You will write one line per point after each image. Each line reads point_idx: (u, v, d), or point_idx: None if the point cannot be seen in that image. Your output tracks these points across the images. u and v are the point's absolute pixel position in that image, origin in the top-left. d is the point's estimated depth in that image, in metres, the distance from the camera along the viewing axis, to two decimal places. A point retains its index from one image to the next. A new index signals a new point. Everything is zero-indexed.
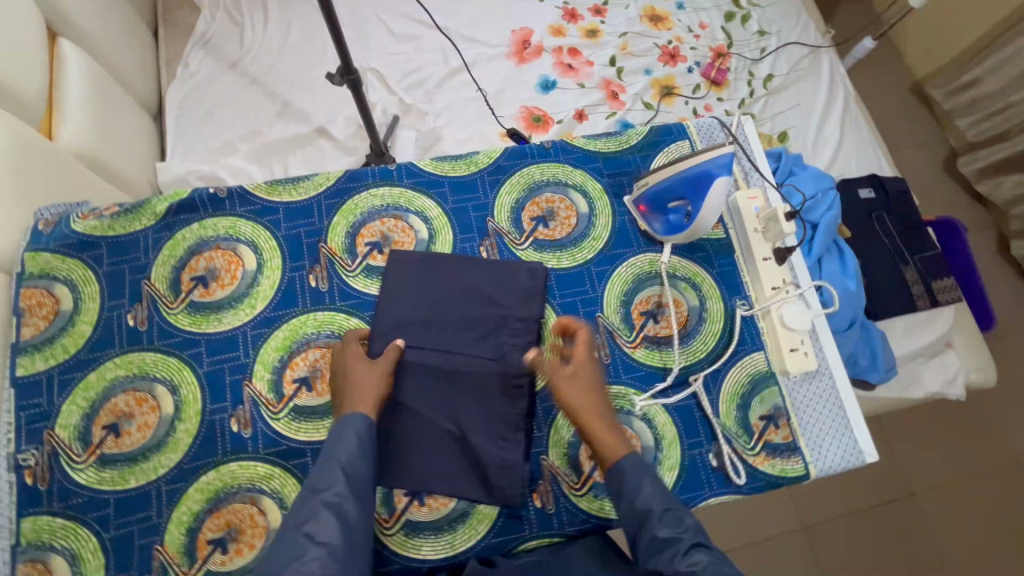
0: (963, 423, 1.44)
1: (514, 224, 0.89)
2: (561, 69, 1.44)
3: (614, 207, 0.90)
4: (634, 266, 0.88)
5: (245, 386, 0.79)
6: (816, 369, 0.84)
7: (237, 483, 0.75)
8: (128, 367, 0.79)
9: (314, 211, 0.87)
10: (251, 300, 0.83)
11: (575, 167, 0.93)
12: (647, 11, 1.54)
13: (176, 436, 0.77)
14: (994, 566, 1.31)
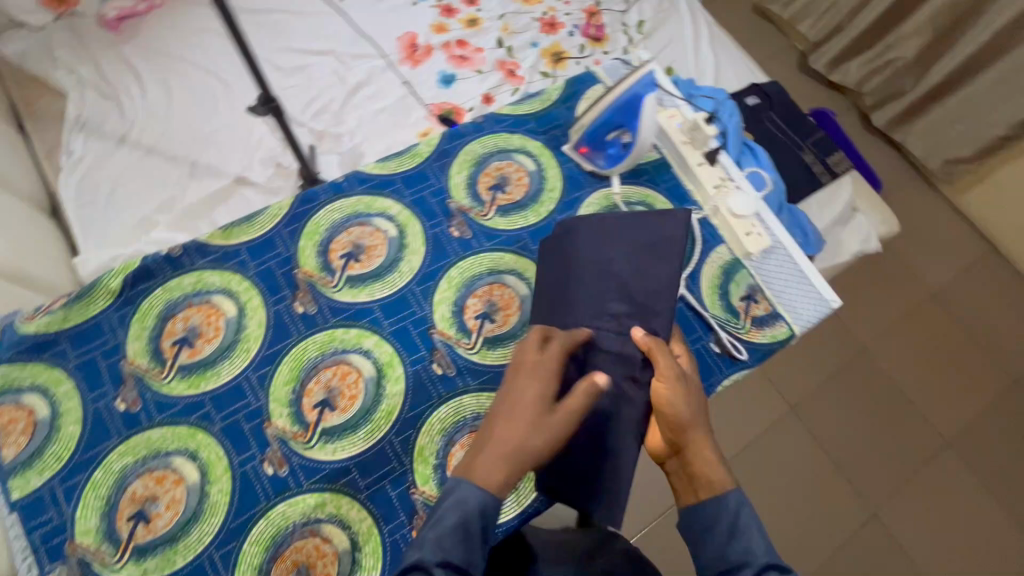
0: (883, 272, 1.63)
1: (475, 198, 0.93)
2: (455, 62, 1.40)
3: (558, 158, 0.97)
4: (593, 204, 0.95)
5: (267, 427, 0.77)
6: (772, 245, 0.94)
7: (291, 522, 0.73)
8: (136, 452, 0.74)
9: (277, 241, 0.87)
10: (244, 344, 0.81)
11: (512, 133, 0.99)
12: None
13: (211, 499, 0.73)
14: (940, 385, 1.52)
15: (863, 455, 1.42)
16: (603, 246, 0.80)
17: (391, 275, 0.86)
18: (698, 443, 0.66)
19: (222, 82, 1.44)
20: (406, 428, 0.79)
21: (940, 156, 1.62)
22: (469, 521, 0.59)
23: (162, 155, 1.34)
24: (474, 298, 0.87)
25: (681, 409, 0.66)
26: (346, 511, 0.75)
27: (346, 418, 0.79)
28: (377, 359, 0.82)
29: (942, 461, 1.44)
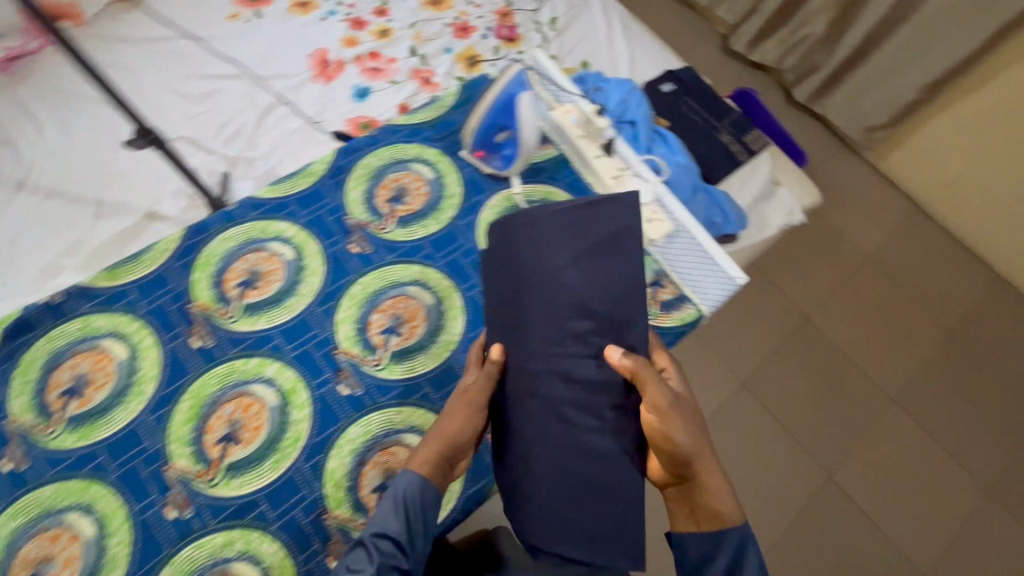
0: (815, 233, 1.55)
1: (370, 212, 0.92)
2: (366, 74, 1.17)
3: (456, 163, 0.97)
4: (494, 207, 0.96)
5: (166, 470, 0.74)
6: (675, 230, 0.95)
7: (199, 564, 0.71)
8: (25, 513, 0.71)
9: (167, 277, 0.84)
10: (136, 387, 0.78)
11: (407, 143, 0.98)
12: None
13: (110, 552, 0.70)
14: (881, 342, 1.45)
15: (813, 425, 1.35)
16: (553, 254, 0.70)
17: (290, 299, 0.85)
18: (711, 476, 0.68)
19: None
20: (315, 453, 0.77)
21: (860, 125, 1.53)
22: (414, 507, 0.68)
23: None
24: (373, 314, 0.86)
25: (689, 445, 0.65)
26: (258, 545, 0.73)
27: (251, 450, 0.76)
28: (281, 388, 0.80)
29: (924, 433, 1.37)
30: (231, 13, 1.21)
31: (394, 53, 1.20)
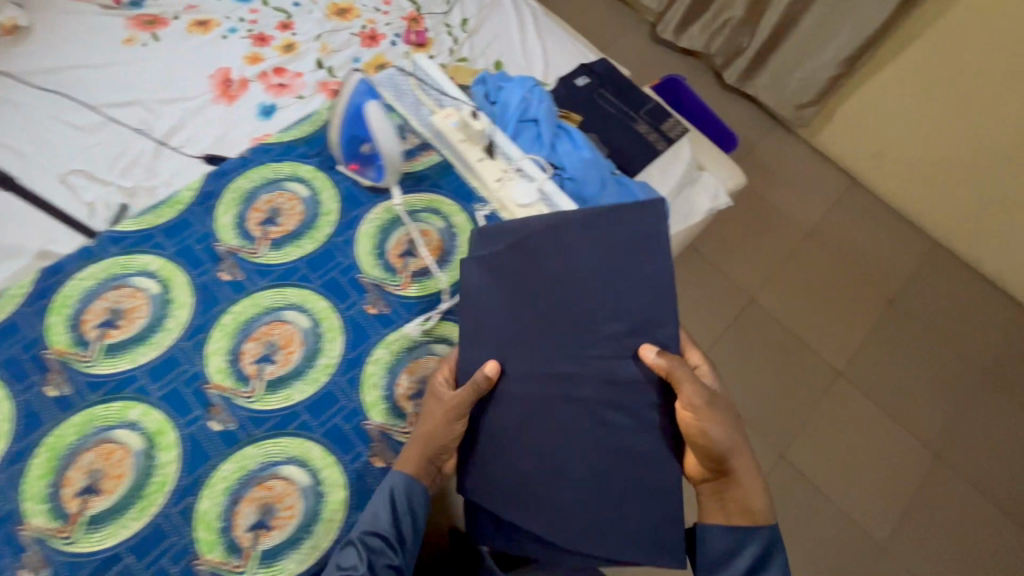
0: (937, 330, 1.81)
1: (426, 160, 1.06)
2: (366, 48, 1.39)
3: (555, 116, 1.09)
4: (599, 167, 1.08)
5: (206, 387, 0.86)
6: None
7: (251, 466, 0.82)
8: (82, 424, 0.82)
9: (190, 219, 0.98)
10: (174, 311, 0.91)
11: (514, 85, 1.11)
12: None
13: (155, 473, 0.80)
14: (1005, 454, 1.67)
15: (920, 534, 1.55)
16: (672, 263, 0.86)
17: (309, 236, 0.97)
18: (743, 467, 0.85)
19: (280, 54, 1.35)
20: (339, 374, 0.89)
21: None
22: (375, 512, 0.79)
23: (207, 115, 1.26)
24: (403, 248, 1.00)
25: (742, 461, 0.85)
26: (305, 450, 0.83)
27: (285, 371, 0.88)
28: (311, 313, 0.92)
29: (988, 525, 1.58)
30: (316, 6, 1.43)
31: (477, 37, 1.43)
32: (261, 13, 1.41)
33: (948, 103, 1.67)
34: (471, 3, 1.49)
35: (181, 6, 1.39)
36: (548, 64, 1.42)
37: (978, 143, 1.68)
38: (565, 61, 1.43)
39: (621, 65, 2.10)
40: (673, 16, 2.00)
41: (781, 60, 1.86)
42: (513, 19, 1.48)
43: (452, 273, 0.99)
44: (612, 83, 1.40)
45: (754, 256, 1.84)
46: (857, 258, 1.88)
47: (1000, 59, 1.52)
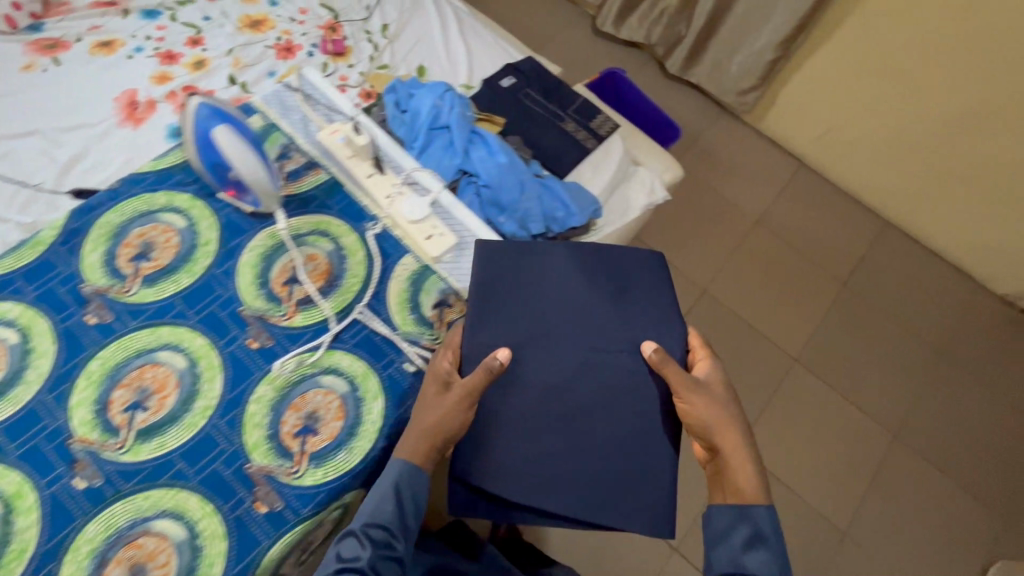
0: (928, 339, 1.78)
1: (304, 180, 0.80)
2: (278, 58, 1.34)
3: (468, 123, 1.06)
4: (518, 172, 1.05)
5: (73, 444, 0.65)
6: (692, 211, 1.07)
7: (120, 524, 0.62)
8: None
9: (55, 260, 0.74)
10: (30, 352, 0.69)
11: (422, 92, 1.07)
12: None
13: (17, 538, 0.61)
14: (1003, 460, 1.65)
15: (927, 555, 1.52)
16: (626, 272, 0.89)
17: (194, 259, 0.72)
18: (732, 451, 0.79)
19: (190, 71, 1.29)
20: (223, 419, 0.67)
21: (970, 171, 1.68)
22: (378, 509, 0.68)
23: (116, 139, 1.20)
24: (279, 289, 0.72)
25: (729, 441, 0.80)
26: (183, 503, 0.64)
27: (163, 417, 0.66)
28: (188, 351, 0.69)
29: (992, 538, 1.55)
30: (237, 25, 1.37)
31: (399, 43, 1.40)
32: (168, 29, 1.34)
33: (881, 81, 1.67)
34: (390, 7, 1.44)
35: (84, 28, 1.33)
36: (472, 64, 1.38)
37: (914, 117, 1.68)
38: (490, 61, 1.39)
39: (565, 61, 2.07)
40: (609, 9, 1.97)
41: (719, 47, 1.85)
42: (434, 20, 1.44)
43: (342, 299, 0.74)
44: (539, 83, 1.36)
45: (715, 254, 1.82)
46: (806, 243, 1.88)
47: (924, 36, 1.53)
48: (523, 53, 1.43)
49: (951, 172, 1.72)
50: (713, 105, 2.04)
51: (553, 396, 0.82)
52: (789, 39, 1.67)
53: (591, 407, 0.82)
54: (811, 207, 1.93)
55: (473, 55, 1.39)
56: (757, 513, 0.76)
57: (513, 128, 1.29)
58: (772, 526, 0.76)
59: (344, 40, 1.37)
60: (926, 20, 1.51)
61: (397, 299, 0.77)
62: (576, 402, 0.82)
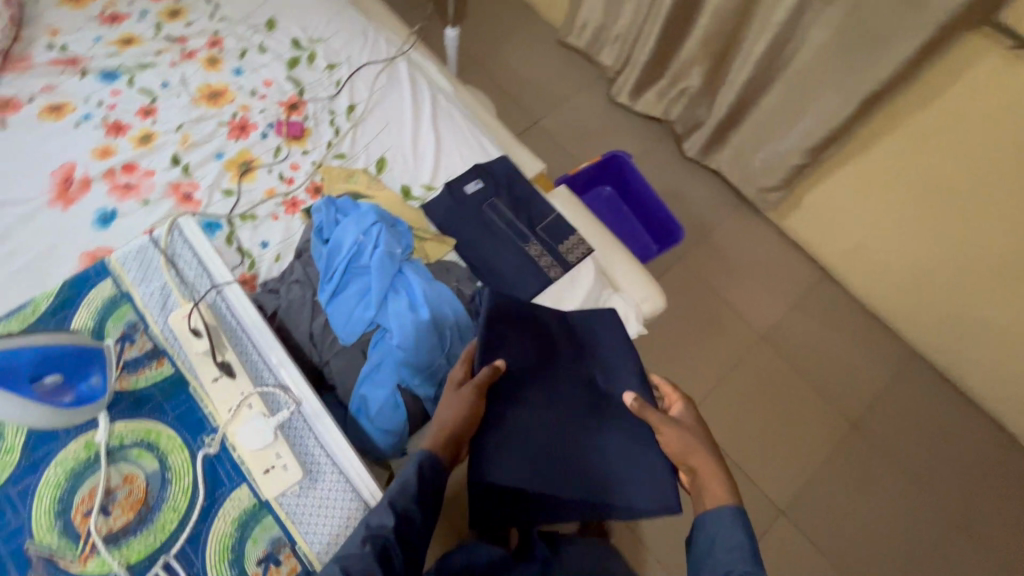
0: (944, 497, 1.54)
1: (143, 370, 0.66)
2: (230, 135, 1.23)
3: (393, 267, 0.91)
4: (442, 329, 0.91)
5: None
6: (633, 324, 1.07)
7: None
8: None
9: None
10: None
11: (346, 224, 0.93)
12: (425, 76, 1.38)
13: None
14: None
15: None
16: (590, 320, 0.96)
17: None
18: (704, 464, 0.80)
19: (135, 146, 1.20)
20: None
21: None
22: (407, 481, 0.70)
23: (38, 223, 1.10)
24: (79, 521, 0.59)
25: (697, 459, 0.81)
26: None
27: None
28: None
29: None
30: (194, 94, 1.27)
31: (364, 127, 1.27)
32: (122, 96, 1.25)
33: (926, 207, 1.41)
34: (362, 84, 1.31)
35: (37, 87, 1.24)
36: (439, 160, 1.24)
37: (963, 253, 1.42)
38: (460, 158, 1.25)
39: (573, 128, 1.88)
40: (625, 78, 1.76)
41: (741, 138, 1.62)
42: (408, 103, 1.30)
43: (148, 541, 0.59)
44: (508, 189, 1.21)
45: (711, 368, 1.62)
46: (811, 371, 1.64)
47: (987, 166, 1.27)
48: (498, 150, 1.28)
49: (999, 321, 1.45)
50: (730, 194, 1.81)
51: (545, 424, 0.85)
52: (820, 148, 1.43)
53: (574, 436, 0.86)
54: (825, 327, 1.69)
55: (441, 149, 1.26)
56: (730, 517, 0.75)
57: (466, 246, 1.14)
58: (742, 524, 0.75)
59: (303, 121, 1.26)
60: (992, 149, 1.25)
61: (215, 548, 0.60)
62: (555, 433, 0.85)
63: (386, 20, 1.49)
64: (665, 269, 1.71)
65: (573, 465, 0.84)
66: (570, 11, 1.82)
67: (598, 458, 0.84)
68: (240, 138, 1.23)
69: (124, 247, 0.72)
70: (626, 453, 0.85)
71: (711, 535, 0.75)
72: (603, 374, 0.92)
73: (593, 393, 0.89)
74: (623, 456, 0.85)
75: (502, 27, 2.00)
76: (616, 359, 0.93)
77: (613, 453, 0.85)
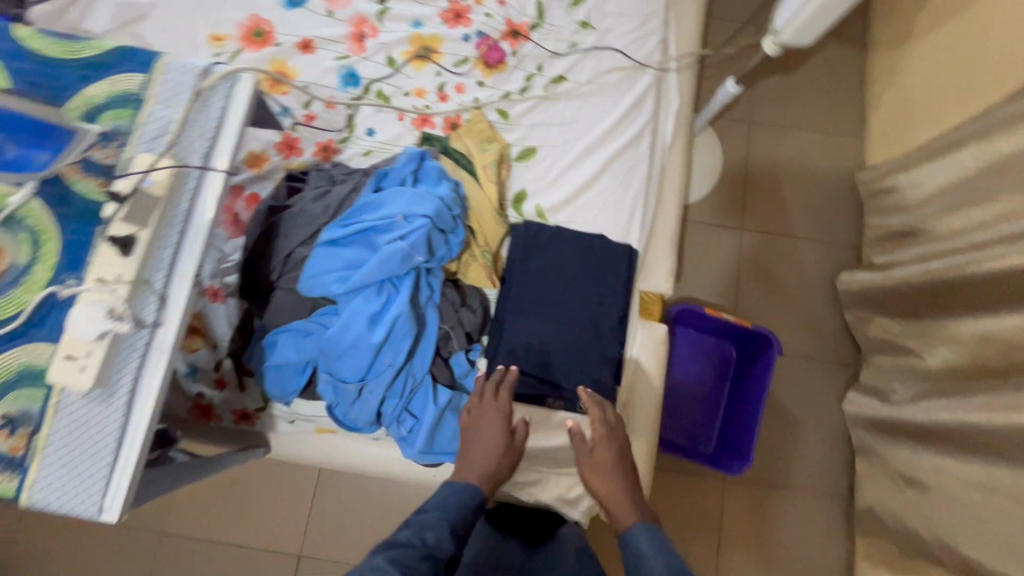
0: None
1: (87, 179, 0.62)
2: (442, 14, 1.11)
3: (395, 268, 0.78)
4: (384, 359, 0.79)
5: None
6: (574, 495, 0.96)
7: None
8: None
9: None
10: None
11: (400, 192, 0.81)
12: (658, 104, 1.12)
13: None
14: None
15: None
16: (608, 266, 0.98)
17: None
18: (612, 487, 0.86)
19: None
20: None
21: None
22: (461, 525, 0.75)
23: None
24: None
25: (600, 481, 0.87)
26: None
27: None
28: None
29: None
30: None
31: (551, 102, 1.08)
32: None
33: None
34: (591, 65, 1.10)
35: None
36: (577, 197, 1.03)
37: None
38: (597, 212, 1.03)
39: (766, 269, 1.51)
40: (866, 278, 1.34)
41: (911, 459, 1.18)
42: (610, 118, 1.08)
43: None
44: (603, 277, 0.97)
45: None
46: None
47: None
48: (640, 239, 1.04)
49: None
50: (842, 481, 1.40)
51: (533, 331, 0.93)
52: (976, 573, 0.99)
53: (559, 346, 0.93)
54: None
55: (590, 187, 1.04)
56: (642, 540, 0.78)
57: (509, 290, 0.95)
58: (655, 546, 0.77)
59: (508, 54, 1.09)
60: None
61: None
62: (547, 337, 0.93)
63: (687, 16, 1.19)
64: (699, 475, 1.40)
65: (559, 365, 0.93)
66: (891, 164, 1.36)
67: (575, 375, 0.93)
68: (447, 23, 1.10)
69: (183, 57, 0.66)
70: (601, 375, 0.94)
71: (638, 559, 0.76)
72: (606, 310, 0.97)
73: (590, 321, 0.95)
74: (597, 379, 0.94)
75: (809, 115, 1.59)
76: (614, 298, 0.97)
77: (585, 390, 0.93)
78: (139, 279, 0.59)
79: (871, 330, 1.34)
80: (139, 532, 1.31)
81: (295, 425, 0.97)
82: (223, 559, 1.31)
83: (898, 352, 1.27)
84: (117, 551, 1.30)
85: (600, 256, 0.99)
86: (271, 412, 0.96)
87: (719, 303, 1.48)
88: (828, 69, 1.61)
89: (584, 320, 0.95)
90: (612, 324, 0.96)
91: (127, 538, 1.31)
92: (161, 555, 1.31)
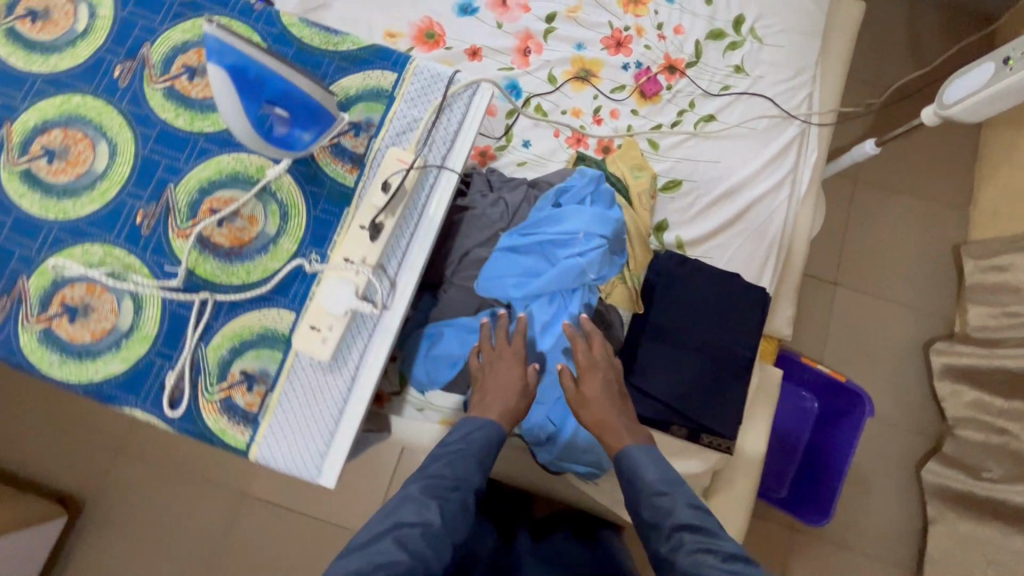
0: None
1: (337, 163, 0.67)
2: (603, 41, 1.15)
3: (569, 284, 0.83)
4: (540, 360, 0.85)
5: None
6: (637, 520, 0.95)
7: None
8: None
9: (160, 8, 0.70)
10: (73, 49, 0.68)
11: (578, 210, 0.84)
12: (800, 154, 1.15)
13: None
14: None
15: None
16: (746, 304, 1.00)
17: (206, 121, 0.67)
18: (607, 416, 0.80)
19: None
20: (52, 235, 0.63)
21: None
22: (486, 458, 0.78)
23: None
24: (202, 211, 0.65)
25: (585, 413, 0.81)
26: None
27: (52, 182, 0.65)
28: (113, 166, 0.65)
29: None
30: None
31: (700, 138, 1.11)
32: None
33: None
34: (740, 109, 1.14)
35: None
36: (716, 233, 1.07)
37: None
38: (734, 251, 1.06)
39: (856, 327, 1.52)
40: (967, 354, 1.36)
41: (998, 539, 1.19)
42: (753, 161, 1.11)
43: (211, 268, 0.63)
44: (739, 313, 1.00)
45: None
46: None
47: None
48: (771, 282, 1.07)
49: None
50: (910, 550, 1.40)
51: (668, 359, 0.96)
52: None
53: (690, 377, 0.96)
54: None
55: (729, 225, 1.07)
56: (634, 452, 0.78)
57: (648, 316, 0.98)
58: (654, 458, 0.78)
59: (664, 88, 1.13)
60: None
61: (236, 328, 0.63)
62: (679, 365, 0.96)
63: (834, 72, 1.22)
64: (767, 517, 1.41)
65: (689, 395, 0.95)
66: (1005, 242, 1.38)
67: (703, 406, 0.96)
68: (608, 49, 1.15)
69: (431, 61, 0.70)
70: (726, 410, 0.97)
71: (632, 469, 0.78)
72: (737, 348, 0.99)
73: (722, 356, 0.98)
74: (723, 413, 0.96)
75: (916, 180, 1.61)
76: (746, 337, 0.99)
77: (712, 421, 0.96)
78: (378, 263, 0.63)
79: (962, 403, 1.35)
80: (224, 491, 1.35)
81: (421, 413, 0.93)
82: (299, 528, 1.35)
83: (993, 432, 1.28)
84: (202, 507, 1.35)
85: (736, 295, 1.01)
86: (402, 399, 0.92)
87: (807, 353, 1.50)
88: (941, 137, 1.63)
89: (717, 356, 0.97)
90: (742, 362, 0.98)
91: (215, 495, 1.35)
92: (241, 516, 1.35)
